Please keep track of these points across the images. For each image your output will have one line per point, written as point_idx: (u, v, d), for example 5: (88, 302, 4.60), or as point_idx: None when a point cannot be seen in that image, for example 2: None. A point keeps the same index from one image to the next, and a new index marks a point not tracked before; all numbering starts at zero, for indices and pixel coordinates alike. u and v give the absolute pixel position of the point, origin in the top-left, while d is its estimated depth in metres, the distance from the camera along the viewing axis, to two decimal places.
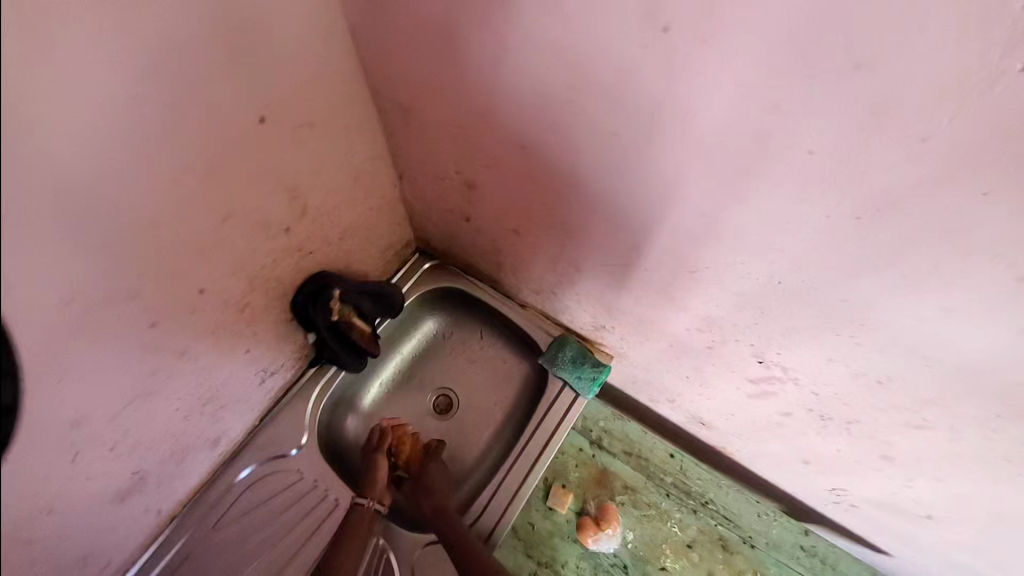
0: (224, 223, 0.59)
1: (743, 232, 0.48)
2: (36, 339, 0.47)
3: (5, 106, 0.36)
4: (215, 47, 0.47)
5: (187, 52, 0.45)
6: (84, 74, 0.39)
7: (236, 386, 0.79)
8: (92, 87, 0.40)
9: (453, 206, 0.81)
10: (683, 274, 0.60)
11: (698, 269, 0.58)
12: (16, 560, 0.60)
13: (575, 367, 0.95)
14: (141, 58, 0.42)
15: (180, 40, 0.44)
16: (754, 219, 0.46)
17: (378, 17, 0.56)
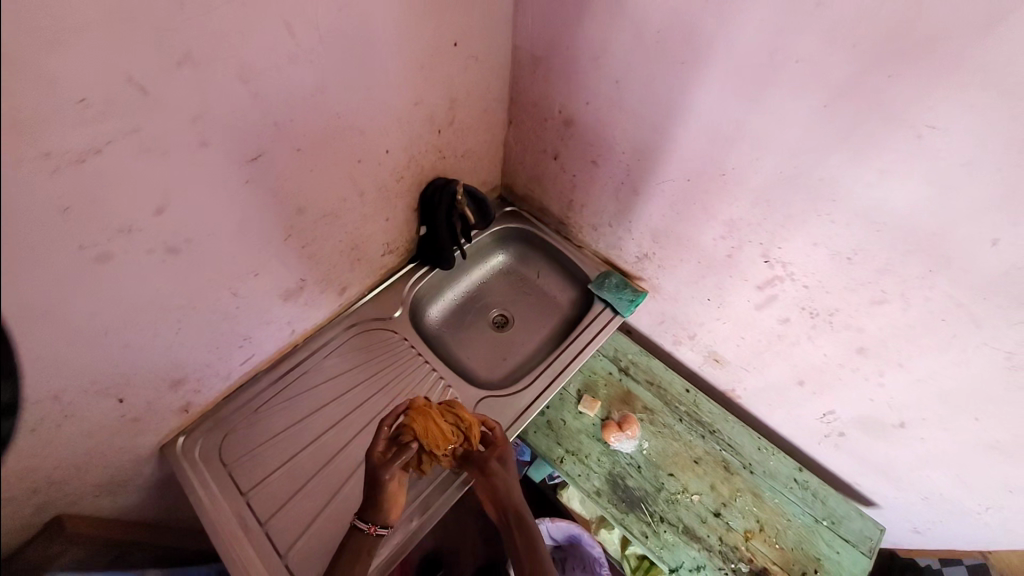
0: (413, 104, 0.90)
1: (757, 129, 0.76)
2: (313, 135, 0.76)
3: None
4: None
5: None
6: None
7: (370, 246, 1.06)
8: None
9: (546, 144, 1.12)
10: (716, 179, 0.87)
11: (726, 171, 0.85)
12: (225, 305, 0.84)
13: (617, 291, 1.19)
14: None
15: None
16: (765, 116, 0.74)
17: None
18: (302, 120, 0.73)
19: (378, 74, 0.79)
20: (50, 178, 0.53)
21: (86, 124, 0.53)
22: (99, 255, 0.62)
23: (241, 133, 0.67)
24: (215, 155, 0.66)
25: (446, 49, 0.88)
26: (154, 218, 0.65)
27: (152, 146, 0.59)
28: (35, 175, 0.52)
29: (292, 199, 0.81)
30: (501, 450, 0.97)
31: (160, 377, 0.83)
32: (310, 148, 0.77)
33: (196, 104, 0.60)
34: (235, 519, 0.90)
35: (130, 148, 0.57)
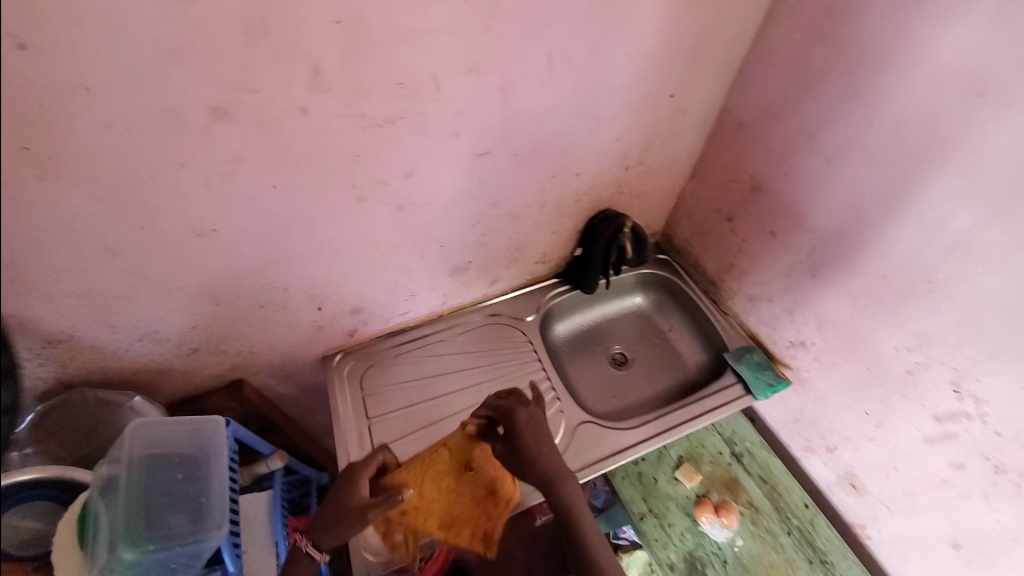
0: (615, 140, 0.98)
1: (988, 246, 0.71)
2: (530, 146, 0.89)
3: (618, 34, 0.80)
4: (687, 47, 0.89)
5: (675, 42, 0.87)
6: (644, 34, 0.83)
7: (531, 252, 1.17)
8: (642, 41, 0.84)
9: (725, 206, 1.12)
10: (919, 284, 0.80)
11: (935, 279, 0.78)
12: (412, 262, 1.01)
13: (756, 370, 1.10)
14: (660, 37, 0.85)
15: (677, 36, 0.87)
16: (1001, 234, 0.69)
17: (766, 65, 0.94)
18: (527, 131, 0.86)
19: (598, 107, 0.90)
20: (358, 131, 0.72)
21: (395, 100, 0.71)
22: (358, 195, 0.81)
23: (483, 131, 0.82)
24: (458, 143, 0.81)
25: (663, 98, 0.95)
26: (400, 179, 0.82)
27: (423, 126, 0.76)
28: (350, 127, 0.71)
29: (492, 193, 0.95)
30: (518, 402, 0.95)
31: (347, 302, 1.03)
32: (523, 155, 0.90)
33: (464, 103, 0.76)
34: (355, 437, 1.05)
35: (410, 124, 0.75)
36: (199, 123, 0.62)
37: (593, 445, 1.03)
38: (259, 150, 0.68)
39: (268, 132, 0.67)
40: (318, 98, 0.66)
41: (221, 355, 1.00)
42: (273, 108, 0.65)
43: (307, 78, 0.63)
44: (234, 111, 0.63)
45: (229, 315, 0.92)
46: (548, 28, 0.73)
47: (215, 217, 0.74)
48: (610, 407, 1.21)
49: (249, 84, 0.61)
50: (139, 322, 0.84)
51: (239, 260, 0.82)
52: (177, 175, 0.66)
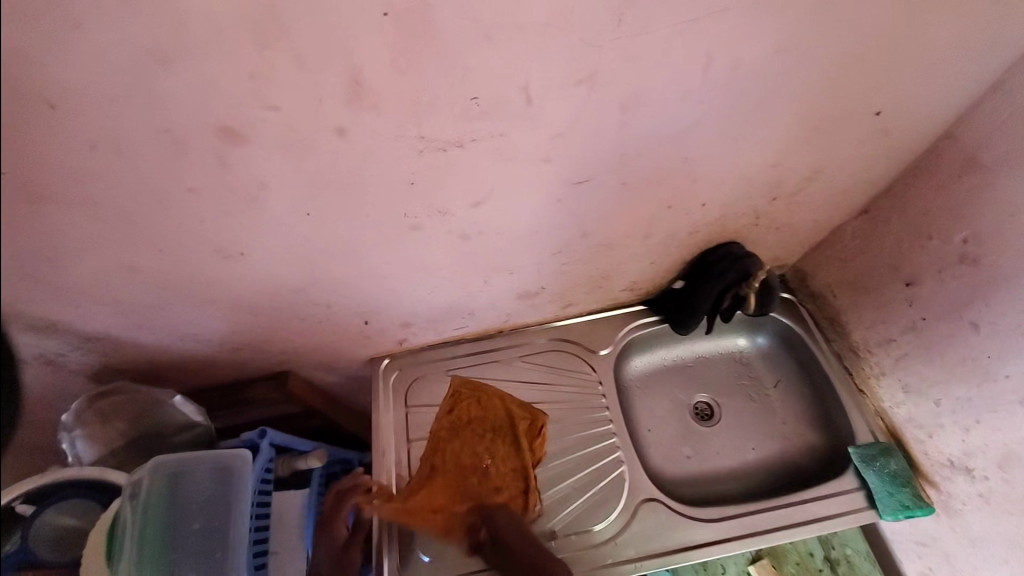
0: (770, 167, 0.70)
1: None
2: (648, 174, 0.64)
3: (822, 26, 0.51)
4: (924, 47, 0.58)
5: (908, 35, 0.56)
6: (864, 23, 0.53)
7: (619, 280, 0.94)
8: (857, 36, 0.54)
9: (906, 264, 0.81)
10: None
11: None
12: (476, 286, 0.84)
13: (891, 484, 0.85)
14: (886, 29, 0.54)
15: (913, 26, 0.55)
16: None
17: None
18: (648, 156, 0.61)
19: (759, 127, 0.62)
20: (415, 158, 0.53)
21: (469, 119, 0.49)
22: (413, 225, 0.64)
23: (585, 159, 0.59)
24: (550, 171, 0.59)
25: (859, 115, 0.65)
26: (469, 209, 0.63)
27: (504, 152, 0.55)
28: (405, 152, 0.52)
29: (584, 223, 0.72)
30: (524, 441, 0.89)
31: (399, 318, 0.90)
32: (635, 184, 0.66)
33: (566, 123, 0.53)
34: (393, 460, 0.97)
35: (486, 148, 0.53)
36: (206, 145, 0.47)
37: (657, 530, 0.89)
38: (286, 176, 0.52)
39: (297, 156, 0.50)
40: (359, 116, 0.47)
41: (265, 354, 0.93)
42: (300, 128, 0.47)
43: (347, 91, 0.44)
44: (248, 130, 0.46)
45: (269, 324, 0.82)
46: (718, 17, 0.47)
47: (242, 242, 0.60)
48: (683, 473, 1.01)
49: (265, 97, 0.44)
50: (177, 327, 0.77)
51: (275, 280, 0.70)
52: (189, 200, 0.53)
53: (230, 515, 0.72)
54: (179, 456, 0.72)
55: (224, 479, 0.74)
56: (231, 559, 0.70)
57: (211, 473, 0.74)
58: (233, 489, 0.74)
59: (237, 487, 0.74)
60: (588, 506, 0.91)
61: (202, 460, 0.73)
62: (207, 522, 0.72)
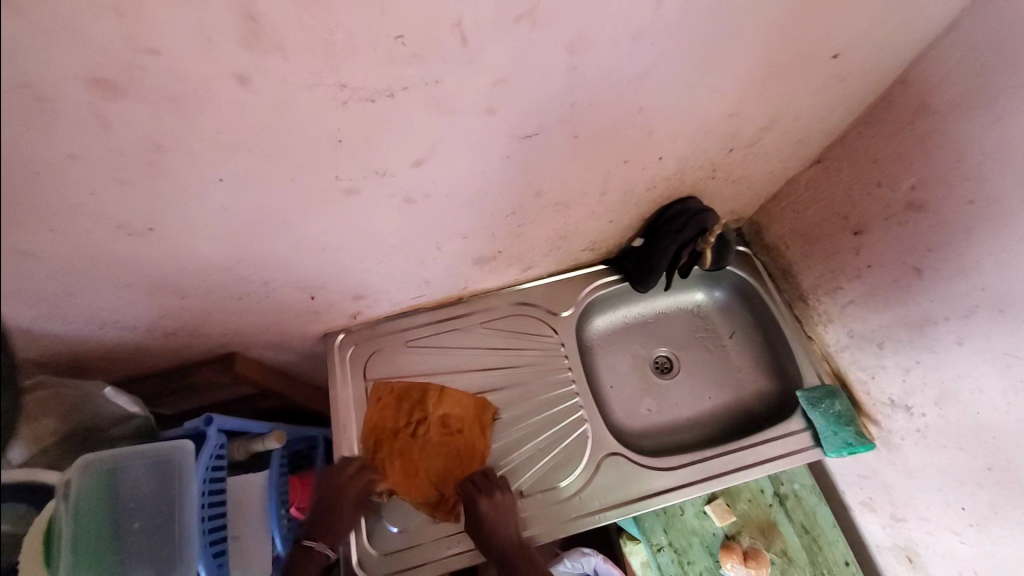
0: (727, 117, 0.67)
1: None
2: (601, 126, 0.60)
3: None
4: None
5: None
6: None
7: (578, 240, 0.92)
8: None
9: (854, 212, 0.82)
10: None
11: None
12: (427, 253, 0.80)
13: (835, 423, 0.90)
14: None
15: None
16: None
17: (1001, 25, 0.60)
18: (600, 107, 0.57)
19: (715, 74, 0.58)
20: (339, 111, 0.46)
21: (396, 63, 0.43)
22: (348, 188, 0.58)
23: (533, 109, 0.54)
24: (495, 124, 0.54)
25: (815, 58, 0.62)
26: (409, 169, 0.58)
27: (442, 103, 0.49)
28: (325, 103, 0.45)
29: (537, 182, 0.68)
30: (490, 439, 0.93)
31: (348, 291, 0.85)
32: (589, 137, 0.62)
33: (508, 68, 0.47)
34: (355, 436, 0.94)
35: (421, 99, 0.48)
36: (76, 102, 0.39)
37: (623, 481, 0.91)
38: (187, 136, 0.44)
39: (196, 113, 0.42)
40: (263, 61, 0.40)
41: (205, 337, 0.86)
42: (192, 77, 0.39)
43: (243, 30, 0.37)
44: (127, 82, 0.39)
45: (203, 306, 0.75)
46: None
47: (151, 216, 0.53)
48: (645, 426, 1.03)
49: (139, 39, 0.36)
50: (93, 316, 0.69)
51: (200, 258, 0.63)
52: (73, 170, 0.45)
53: (176, 509, 0.68)
54: (111, 452, 0.67)
55: (166, 473, 0.69)
56: (182, 554, 0.67)
57: (148, 469, 0.69)
58: (178, 484, 0.69)
59: (182, 480, 0.69)
60: (554, 465, 0.92)
61: (135, 456, 0.68)
62: (149, 520, 0.67)
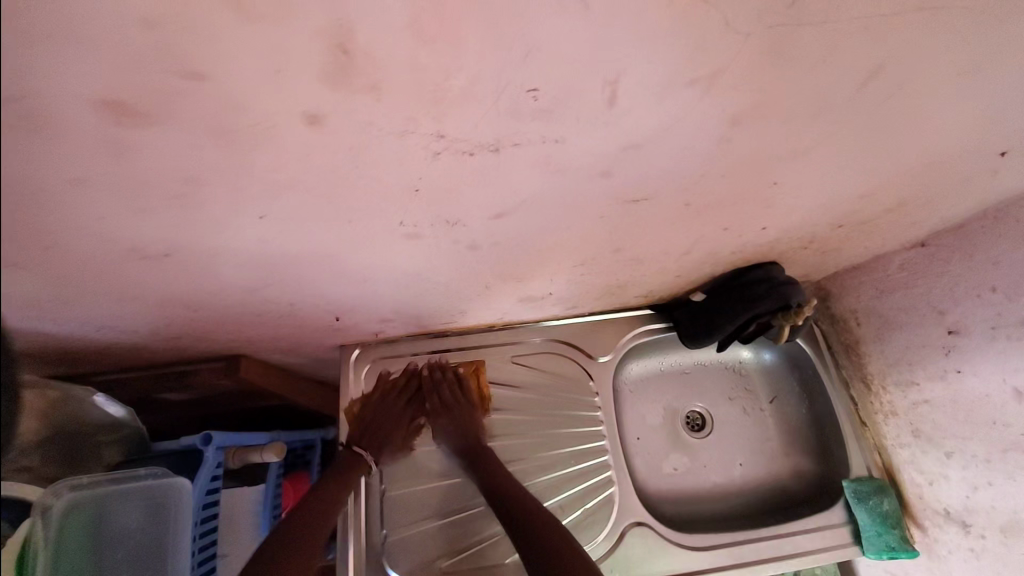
0: (856, 198, 0.57)
1: None
2: (719, 198, 0.50)
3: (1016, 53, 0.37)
4: None
5: None
6: None
7: (637, 288, 0.82)
8: None
9: (956, 309, 0.73)
10: None
11: None
12: (475, 291, 0.70)
13: (880, 522, 0.83)
14: None
15: None
16: None
17: None
18: (730, 180, 0.46)
19: (872, 159, 0.48)
20: (427, 163, 0.36)
21: (517, 118, 0.32)
22: (411, 233, 0.48)
23: (656, 177, 0.43)
24: (606, 187, 0.44)
25: (985, 151, 0.52)
26: (486, 220, 0.47)
27: (553, 163, 0.39)
28: (413, 152, 0.35)
29: (622, 239, 0.59)
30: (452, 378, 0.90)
31: (376, 314, 0.75)
32: (700, 206, 0.52)
33: (649, 133, 0.37)
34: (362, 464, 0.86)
35: (531, 157, 0.37)
36: (86, 123, 0.28)
37: (647, 557, 0.85)
38: (228, 170, 0.34)
39: (249, 150, 0.32)
40: (350, 103, 0.29)
41: (209, 342, 0.77)
42: (253, 111, 0.29)
43: (324, 61, 0.26)
44: (161, 108, 0.28)
45: (214, 319, 0.66)
46: (924, 13, 0.31)
47: (167, 241, 0.42)
48: (669, 488, 0.96)
49: (180, 57, 0.25)
50: (85, 321, 0.59)
51: (220, 280, 0.53)
52: (76, 193, 0.34)
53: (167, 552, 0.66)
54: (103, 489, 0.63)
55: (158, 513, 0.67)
56: None
57: (142, 508, 0.66)
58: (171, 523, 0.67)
59: (175, 517, 0.68)
60: (574, 526, 0.85)
61: (127, 496, 0.65)
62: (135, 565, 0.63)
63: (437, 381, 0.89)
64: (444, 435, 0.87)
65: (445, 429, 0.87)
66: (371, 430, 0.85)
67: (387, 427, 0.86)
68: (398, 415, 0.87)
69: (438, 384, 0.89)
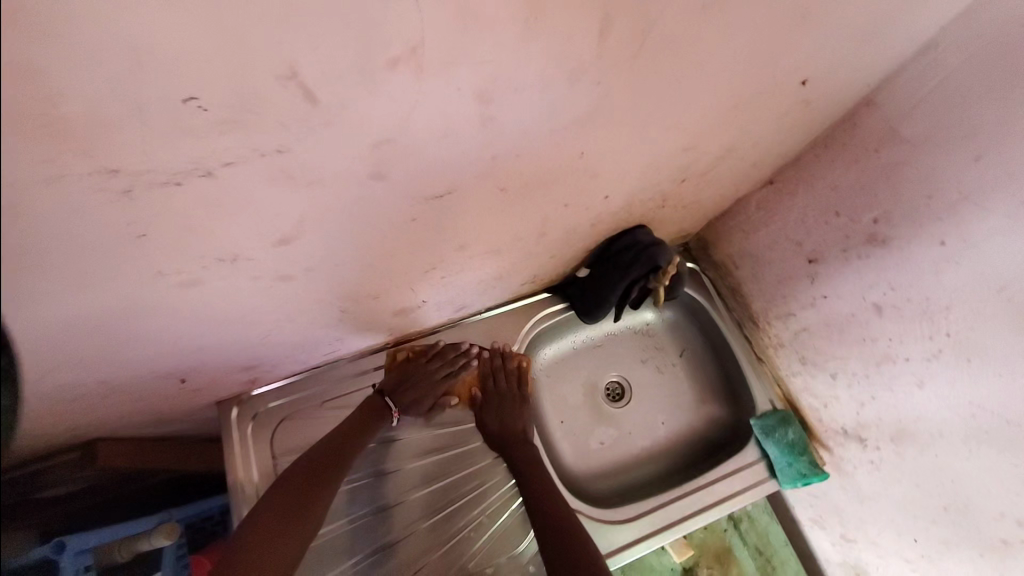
0: (683, 150, 0.56)
1: None
2: (534, 175, 0.47)
3: None
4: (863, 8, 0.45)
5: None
6: None
7: (517, 276, 0.79)
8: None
9: (812, 237, 0.75)
10: None
11: None
12: (331, 318, 0.64)
13: (789, 454, 0.86)
14: None
15: None
16: None
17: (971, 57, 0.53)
18: (531, 156, 0.43)
19: (672, 110, 0.46)
20: (122, 208, 0.30)
21: (197, 136, 0.27)
22: (185, 282, 0.41)
23: (440, 168, 0.39)
24: (389, 189, 0.39)
25: (785, 84, 0.52)
26: (272, 249, 0.41)
27: (297, 177, 0.33)
28: (87, 201, 0.28)
29: (461, 235, 0.54)
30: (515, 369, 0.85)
31: (230, 366, 0.67)
32: (520, 188, 0.48)
33: (393, 125, 0.32)
34: None
35: (262, 177, 0.32)
36: None
37: None
38: None
39: None
40: None
41: None
42: None
43: None
44: None
45: None
46: None
47: None
48: (598, 464, 0.96)
49: None
50: None
51: None
52: None
53: None
54: None
55: None
56: None
57: None
58: None
59: None
60: (503, 532, 0.81)
61: None
62: None
63: (495, 362, 0.84)
64: (488, 420, 0.83)
65: (490, 414, 0.83)
66: (410, 385, 0.78)
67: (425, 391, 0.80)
68: (442, 381, 0.81)
69: (495, 370, 0.84)
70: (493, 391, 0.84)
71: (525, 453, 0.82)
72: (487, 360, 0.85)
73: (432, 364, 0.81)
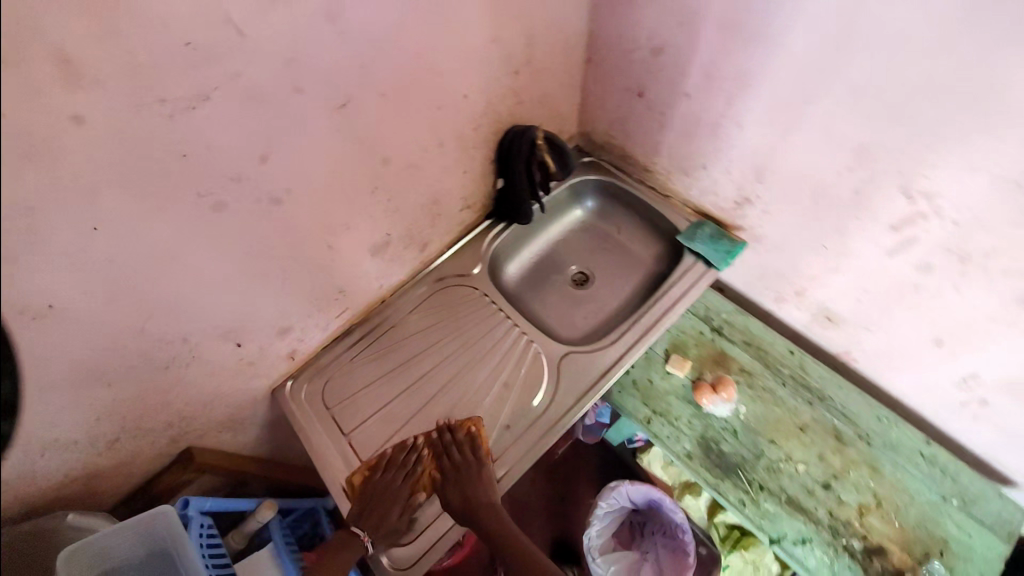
0: (491, 42, 0.85)
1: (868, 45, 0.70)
2: (395, 77, 0.75)
3: None
4: None
5: None
6: None
7: (451, 200, 1.04)
8: None
9: (631, 79, 1.03)
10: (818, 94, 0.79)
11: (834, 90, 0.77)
12: (325, 257, 0.88)
13: (711, 242, 1.08)
14: None
15: None
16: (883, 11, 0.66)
17: None
18: (383, 60, 0.72)
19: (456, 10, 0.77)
20: (170, 125, 0.57)
21: (195, 64, 0.56)
22: (215, 203, 0.67)
23: (331, 76, 0.68)
24: (308, 99, 0.67)
25: None
26: (258, 165, 0.68)
27: (251, 92, 0.62)
28: (154, 121, 0.56)
29: (378, 147, 0.81)
30: (465, 437, 0.93)
31: (269, 325, 0.90)
32: (393, 92, 0.77)
33: (290, 46, 0.62)
34: (339, 459, 0.95)
35: (233, 93, 0.60)
36: None
37: (582, 372, 1.01)
38: (45, 186, 0.52)
39: (51, 162, 0.51)
40: (89, 99, 0.50)
41: (151, 439, 0.85)
42: (37, 132, 0.49)
43: (51, 75, 0.47)
44: None
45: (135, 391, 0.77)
46: None
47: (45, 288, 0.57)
48: (585, 327, 1.14)
49: None
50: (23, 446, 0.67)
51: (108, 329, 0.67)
52: None
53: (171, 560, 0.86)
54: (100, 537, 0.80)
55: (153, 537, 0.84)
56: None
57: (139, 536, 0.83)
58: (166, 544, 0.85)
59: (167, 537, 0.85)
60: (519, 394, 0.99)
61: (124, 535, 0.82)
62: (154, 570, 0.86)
63: (444, 437, 0.94)
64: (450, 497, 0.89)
65: (453, 488, 0.89)
66: (371, 507, 0.89)
67: (388, 503, 0.89)
68: (398, 488, 0.90)
69: (447, 445, 0.92)
70: (451, 458, 0.92)
71: (489, 524, 0.86)
72: (438, 438, 0.94)
73: (387, 463, 0.92)
